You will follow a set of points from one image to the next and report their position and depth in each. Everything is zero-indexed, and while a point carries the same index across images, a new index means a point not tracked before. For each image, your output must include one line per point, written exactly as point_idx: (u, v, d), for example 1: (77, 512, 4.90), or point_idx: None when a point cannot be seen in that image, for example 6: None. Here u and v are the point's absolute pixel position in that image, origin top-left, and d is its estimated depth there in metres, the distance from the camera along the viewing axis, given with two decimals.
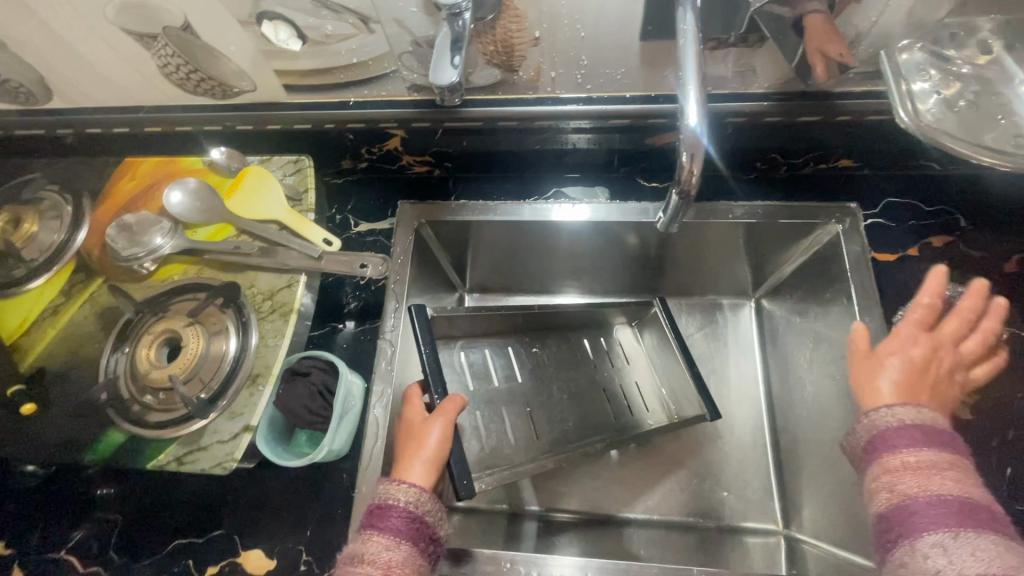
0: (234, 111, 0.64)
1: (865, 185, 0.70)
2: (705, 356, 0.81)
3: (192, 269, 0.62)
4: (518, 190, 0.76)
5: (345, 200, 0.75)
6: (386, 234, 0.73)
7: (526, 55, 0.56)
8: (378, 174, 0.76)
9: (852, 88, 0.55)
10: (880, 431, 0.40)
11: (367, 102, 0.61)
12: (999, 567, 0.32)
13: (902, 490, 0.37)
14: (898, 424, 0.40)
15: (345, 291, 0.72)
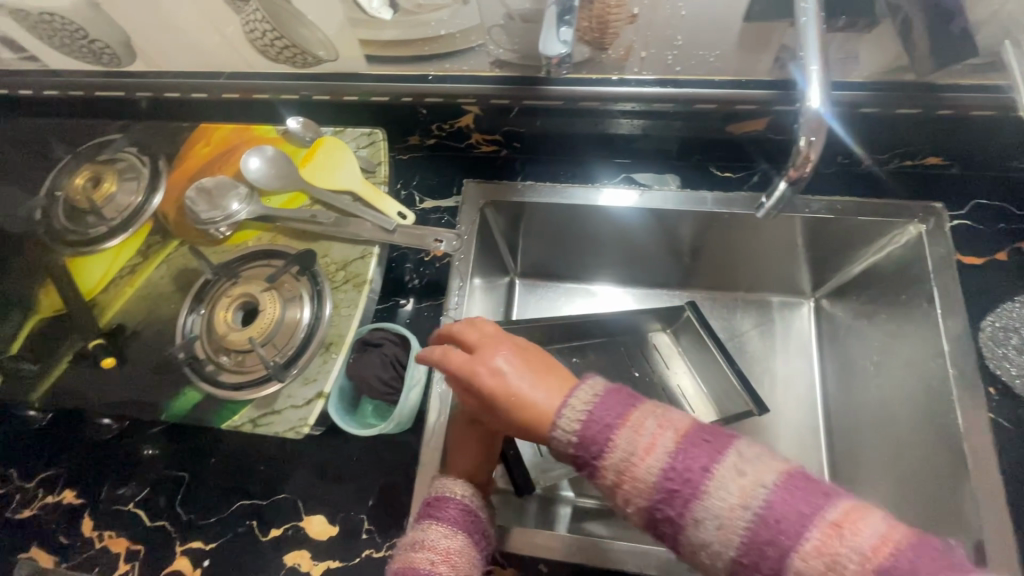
0: (311, 80, 0.63)
1: (951, 185, 0.68)
2: (759, 354, 0.80)
3: (265, 235, 0.62)
4: (582, 174, 0.75)
5: (410, 175, 0.75)
6: (451, 212, 0.73)
7: (620, 33, 0.58)
8: (444, 152, 0.76)
9: (961, 81, 0.53)
10: (567, 396, 0.39)
11: (445, 76, 0.60)
12: (887, 544, 0.30)
13: (623, 470, 0.36)
14: (582, 423, 0.38)
15: (406, 267, 0.71)
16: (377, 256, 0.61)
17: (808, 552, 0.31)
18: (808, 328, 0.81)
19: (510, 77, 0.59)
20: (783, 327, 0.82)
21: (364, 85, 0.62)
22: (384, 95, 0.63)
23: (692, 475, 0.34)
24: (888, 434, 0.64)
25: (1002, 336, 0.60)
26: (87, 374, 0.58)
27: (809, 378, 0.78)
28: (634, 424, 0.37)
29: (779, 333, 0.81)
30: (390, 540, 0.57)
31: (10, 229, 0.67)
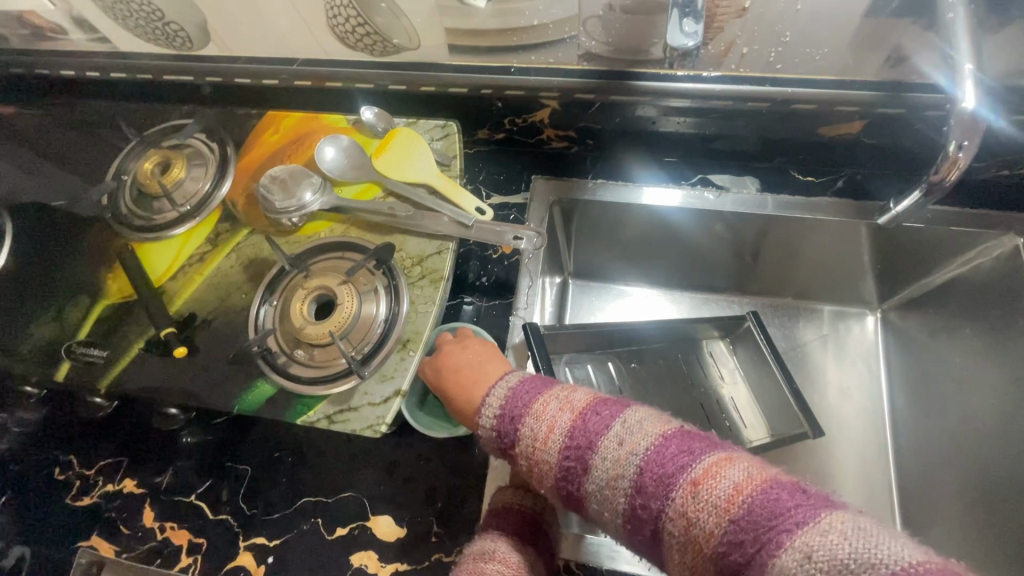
0: (385, 69, 0.62)
1: None
2: (823, 365, 0.78)
3: (338, 227, 0.61)
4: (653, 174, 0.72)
5: (476, 169, 0.73)
6: (519, 209, 0.71)
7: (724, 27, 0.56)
8: (511, 147, 0.74)
9: None
10: (533, 415, 0.42)
11: (529, 69, 0.59)
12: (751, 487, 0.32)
13: (612, 477, 0.37)
14: (503, 399, 0.44)
15: (470, 265, 0.69)
16: (450, 254, 0.58)
17: (677, 509, 0.34)
18: (875, 341, 0.78)
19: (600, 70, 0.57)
20: (849, 339, 0.79)
21: (444, 76, 0.60)
22: (464, 87, 0.61)
23: (665, 473, 0.35)
24: (973, 456, 0.61)
25: None
26: (156, 363, 0.57)
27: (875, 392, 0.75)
28: (555, 398, 0.42)
29: (845, 344, 0.79)
30: (459, 546, 0.55)
31: (75, 212, 0.66)
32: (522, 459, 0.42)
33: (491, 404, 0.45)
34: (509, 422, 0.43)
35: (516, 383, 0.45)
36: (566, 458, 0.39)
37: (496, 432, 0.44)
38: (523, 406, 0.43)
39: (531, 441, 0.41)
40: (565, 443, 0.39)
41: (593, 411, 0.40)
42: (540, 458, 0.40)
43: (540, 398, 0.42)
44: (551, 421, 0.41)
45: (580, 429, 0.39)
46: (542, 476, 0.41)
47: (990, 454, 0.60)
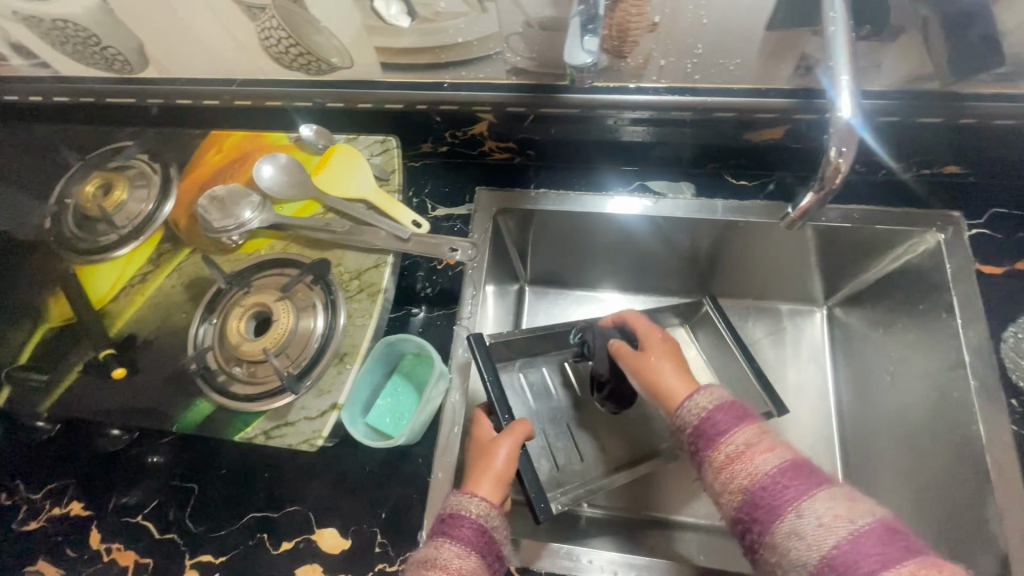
0: (327, 88, 0.63)
1: (971, 193, 0.67)
2: (772, 363, 0.79)
3: (278, 244, 0.62)
4: (595, 182, 0.74)
5: (422, 183, 0.75)
6: (464, 220, 0.72)
7: (640, 42, 0.53)
8: (456, 160, 0.76)
9: (984, 91, 0.52)
10: (751, 432, 0.42)
11: (461, 84, 0.60)
12: None
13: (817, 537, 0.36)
14: (708, 408, 0.45)
15: (417, 275, 0.70)
16: (388, 267, 0.60)
17: None
18: (821, 337, 0.79)
19: (526, 84, 0.59)
20: (795, 334, 0.80)
21: (379, 93, 0.62)
22: (399, 102, 0.62)
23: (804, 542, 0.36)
24: (907, 446, 0.63)
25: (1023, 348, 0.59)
26: (97, 385, 0.58)
27: (823, 387, 0.77)
28: (757, 427, 0.43)
29: (792, 341, 0.80)
30: (403, 555, 0.56)
31: (20, 237, 0.66)
32: (710, 467, 0.43)
33: (693, 409, 0.46)
34: (712, 429, 0.44)
35: (721, 403, 0.45)
36: (767, 480, 0.39)
37: (690, 428, 0.46)
38: (720, 429, 0.43)
39: (723, 452, 0.42)
40: (771, 471, 0.39)
41: (796, 470, 0.39)
42: (726, 473, 0.41)
43: (738, 428, 0.43)
44: (770, 444, 0.41)
45: (794, 468, 0.39)
46: (716, 482, 0.42)
47: (920, 442, 0.62)
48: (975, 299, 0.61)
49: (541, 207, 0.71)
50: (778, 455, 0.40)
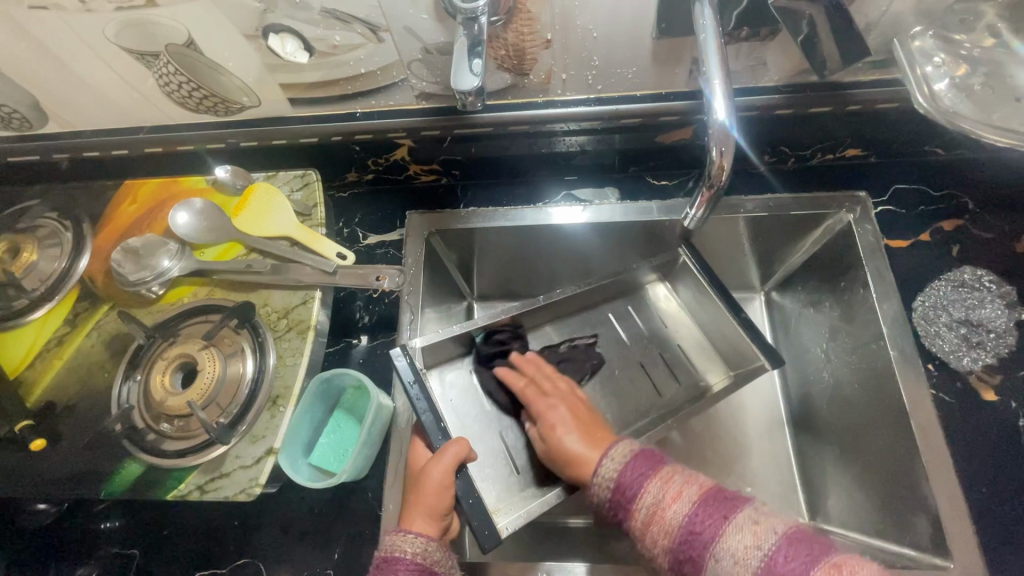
0: (238, 128, 0.63)
1: (873, 173, 0.71)
2: None
3: (201, 290, 0.60)
4: (526, 195, 0.75)
5: (351, 213, 0.74)
6: (397, 245, 0.71)
7: (538, 58, 0.55)
8: (384, 186, 0.76)
9: (862, 78, 0.56)
10: (657, 481, 0.44)
11: (374, 112, 0.61)
12: None
13: (738, 563, 0.39)
14: (616, 473, 0.46)
15: (355, 305, 0.69)
16: (318, 299, 0.59)
17: None
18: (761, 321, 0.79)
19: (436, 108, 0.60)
20: None
21: (293, 129, 0.62)
22: (314, 136, 0.63)
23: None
24: (843, 419, 0.65)
25: (932, 314, 0.63)
26: (14, 459, 0.55)
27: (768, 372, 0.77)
28: (662, 475, 0.44)
29: None
30: None
31: None
32: (632, 525, 0.44)
33: (601, 483, 0.46)
34: (624, 496, 0.44)
35: (630, 458, 0.47)
36: (682, 533, 0.41)
37: (607, 502, 0.46)
38: (632, 494, 0.44)
39: (639, 512, 0.43)
40: (685, 520, 0.41)
41: (703, 507, 0.41)
42: (647, 536, 0.42)
43: (647, 483, 0.44)
44: (678, 491, 0.43)
45: (709, 505, 0.41)
46: (640, 540, 0.43)
47: (854, 414, 0.64)
48: (886, 272, 0.64)
49: (472, 223, 0.71)
50: (691, 500, 0.42)
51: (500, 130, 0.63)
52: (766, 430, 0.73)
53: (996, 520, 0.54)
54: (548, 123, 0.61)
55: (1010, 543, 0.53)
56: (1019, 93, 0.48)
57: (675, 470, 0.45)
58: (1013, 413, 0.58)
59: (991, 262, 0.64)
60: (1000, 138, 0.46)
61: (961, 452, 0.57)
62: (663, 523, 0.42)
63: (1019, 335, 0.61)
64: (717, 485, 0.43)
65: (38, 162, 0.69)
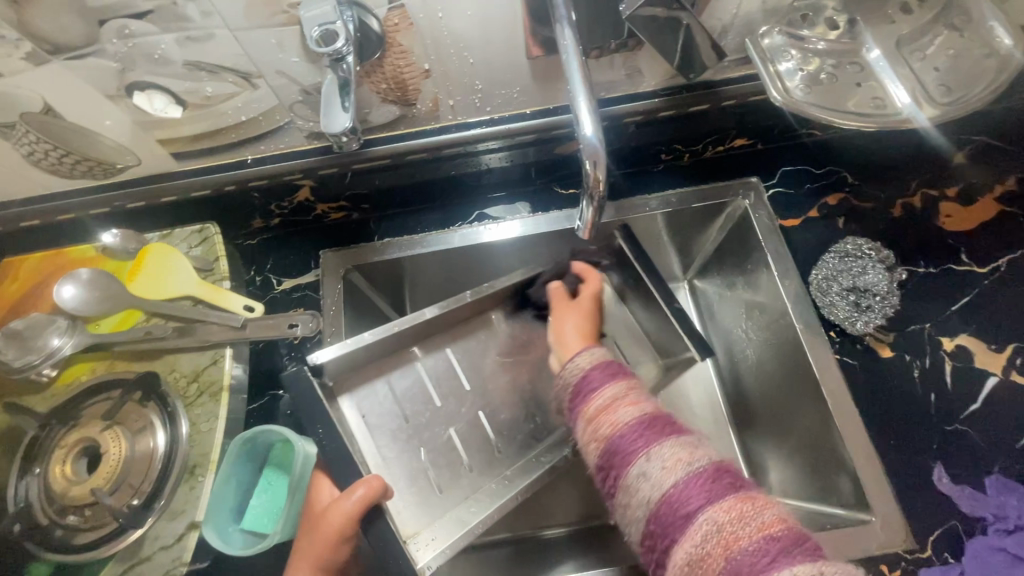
0: (123, 189, 0.60)
1: (761, 159, 0.75)
2: None
3: (101, 366, 0.57)
4: (442, 220, 0.74)
5: (263, 258, 0.71)
6: (314, 287, 0.69)
7: (420, 87, 0.55)
8: (294, 229, 0.73)
9: (729, 75, 0.61)
10: (615, 385, 0.45)
11: (265, 157, 0.60)
12: (736, 529, 0.35)
13: (654, 483, 0.38)
14: (587, 367, 0.48)
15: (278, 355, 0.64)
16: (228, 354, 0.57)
17: (710, 521, 0.36)
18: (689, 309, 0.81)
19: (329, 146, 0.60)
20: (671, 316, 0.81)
21: (182, 183, 0.60)
22: (206, 188, 0.60)
23: (671, 507, 0.37)
24: (772, 395, 0.68)
25: (825, 285, 0.66)
26: None
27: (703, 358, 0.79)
28: (626, 383, 0.45)
29: None
30: None
31: None
32: (583, 414, 0.45)
33: (574, 369, 0.48)
34: (585, 391, 0.46)
35: (604, 362, 0.48)
36: (624, 434, 0.42)
37: (570, 388, 0.48)
38: (591, 390, 0.46)
39: (591, 420, 0.44)
40: (630, 424, 0.42)
41: (644, 426, 0.42)
42: (594, 425, 0.44)
43: (607, 385, 0.45)
44: (634, 399, 0.44)
45: (657, 422, 0.42)
46: (586, 439, 0.44)
47: (777, 388, 0.67)
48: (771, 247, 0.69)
49: (389, 254, 0.69)
50: (642, 412, 0.43)
51: (400, 160, 0.63)
52: (705, 414, 0.75)
53: (909, 469, 0.59)
54: (450, 148, 0.62)
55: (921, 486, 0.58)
56: (860, 78, 0.53)
57: (638, 384, 0.46)
58: (911, 366, 0.63)
59: (875, 228, 0.70)
60: (857, 122, 0.50)
61: (871, 408, 0.62)
62: (612, 424, 0.42)
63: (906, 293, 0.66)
64: (666, 410, 0.44)
65: None
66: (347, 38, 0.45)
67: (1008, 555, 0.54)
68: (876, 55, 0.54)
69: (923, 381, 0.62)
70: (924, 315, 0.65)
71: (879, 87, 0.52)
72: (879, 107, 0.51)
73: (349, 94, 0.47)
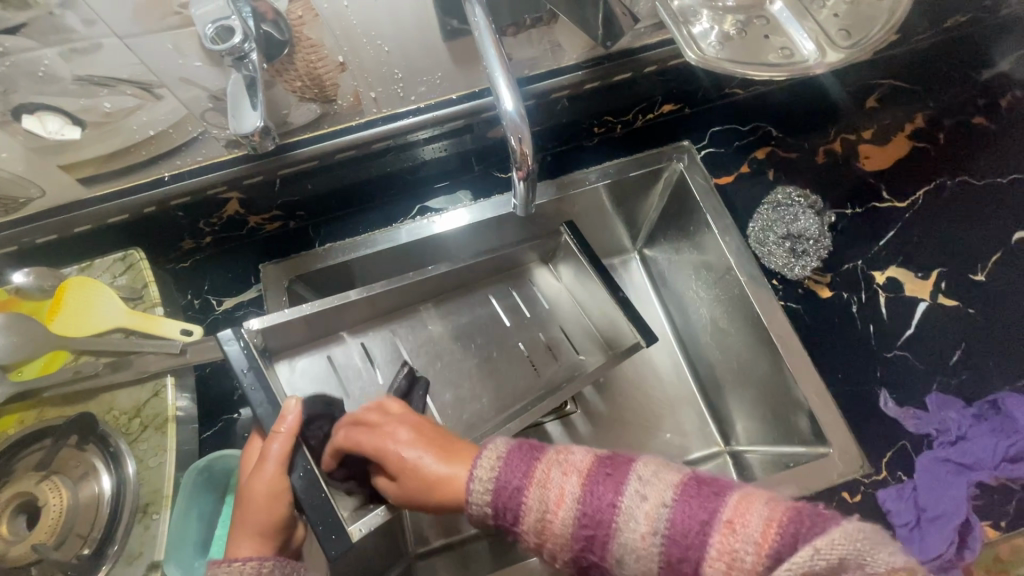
0: (25, 224, 0.54)
1: (693, 122, 0.77)
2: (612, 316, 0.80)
3: (28, 418, 0.55)
4: (382, 219, 0.72)
5: (198, 281, 0.67)
6: (256, 303, 0.67)
7: (337, 82, 0.55)
8: (230, 244, 0.69)
9: (650, 39, 0.61)
10: (536, 487, 0.38)
11: (183, 173, 0.55)
12: (739, 555, 0.32)
13: (644, 556, 0.35)
14: (491, 486, 0.39)
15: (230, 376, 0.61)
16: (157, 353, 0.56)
17: (713, 557, 0.33)
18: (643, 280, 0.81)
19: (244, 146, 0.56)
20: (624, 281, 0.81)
21: (91, 210, 0.54)
22: (120, 213, 0.55)
23: (670, 563, 0.34)
24: (728, 350, 0.70)
25: (763, 236, 0.70)
26: None
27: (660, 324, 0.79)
28: (537, 479, 0.38)
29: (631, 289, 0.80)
30: None
31: None
32: (527, 537, 0.39)
33: (477, 495, 0.40)
34: (507, 504, 0.39)
35: (503, 460, 0.40)
36: (583, 531, 0.37)
37: (490, 515, 0.40)
38: (511, 505, 0.39)
39: (552, 537, 0.38)
40: (580, 518, 0.37)
41: (591, 507, 0.37)
42: (546, 541, 0.38)
43: (523, 490, 0.38)
44: (560, 489, 0.38)
45: (604, 483, 0.37)
46: (553, 551, 0.38)
47: (733, 343, 0.69)
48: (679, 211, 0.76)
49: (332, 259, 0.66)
50: (585, 490, 0.37)
51: (329, 162, 0.59)
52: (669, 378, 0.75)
53: (850, 400, 0.63)
54: (379, 143, 0.59)
55: (870, 413, 0.62)
56: (766, 32, 0.54)
57: (560, 455, 0.39)
58: (845, 304, 0.67)
59: (805, 176, 0.74)
60: (768, 74, 0.49)
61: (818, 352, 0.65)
62: (567, 533, 0.37)
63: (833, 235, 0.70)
64: (594, 457, 0.39)
65: None
66: (248, 34, 0.45)
67: (953, 465, 0.59)
68: (779, 8, 0.55)
69: (860, 316, 0.66)
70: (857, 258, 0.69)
71: (790, 39, 0.53)
72: (786, 56, 0.51)
73: (256, 93, 0.48)
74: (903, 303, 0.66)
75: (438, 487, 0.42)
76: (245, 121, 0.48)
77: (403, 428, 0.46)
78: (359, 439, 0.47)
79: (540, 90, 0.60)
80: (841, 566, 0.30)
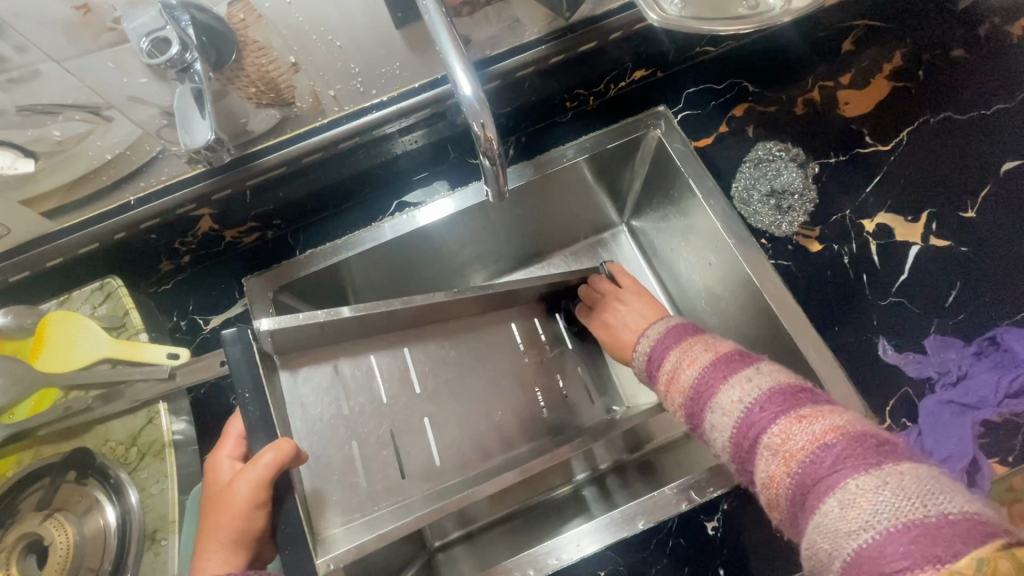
0: (262, 161, 0.66)
1: (824, 116, 0.86)
2: (733, 293, 0.83)
3: (304, 332, 0.62)
4: (537, 172, 0.85)
5: (376, 214, 0.85)
6: (409, 233, 0.82)
7: (527, 70, 0.72)
8: (396, 204, 0.86)
9: None
10: (789, 423, 0.45)
11: (391, 100, 0.67)
12: (914, 500, 0.37)
13: (845, 499, 0.39)
14: (744, 405, 0.48)
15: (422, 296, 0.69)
16: (328, 312, 0.62)
17: (897, 515, 0.37)
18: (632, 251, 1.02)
19: (418, 104, 0.67)
20: (617, 258, 1.03)
21: (297, 146, 0.66)
22: (319, 149, 0.67)
23: (854, 521, 0.38)
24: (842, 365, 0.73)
25: (888, 263, 0.77)
26: (144, 506, 0.64)
27: (804, 302, 0.77)
28: (795, 415, 0.45)
29: (618, 267, 1.02)
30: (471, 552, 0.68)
31: None
32: (761, 466, 0.45)
33: (733, 403, 0.49)
34: (752, 422, 0.47)
35: (770, 387, 0.48)
36: (803, 468, 0.42)
37: (731, 426, 0.49)
38: (760, 421, 0.46)
39: (756, 451, 0.46)
40: (808, 458, 0.42)
41: (822, 449, 0.42)
42: (771, 463, 0.44)
43: (777, 417, 0.45)
44: (807, 426, 0.44)
45: (845, 444, 0.41)
46: (751, 465, 0.47)
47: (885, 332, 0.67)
48: (812, 206, 0.81)
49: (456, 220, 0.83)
50: (817, 439, 0.42)
51: (493, 68, 0.70)
52: (818, 362, 0.72)
53: (940, 381, 0.70)
54: (535, 23, 0.70)
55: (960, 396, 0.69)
56: None
57: (816, 409, 0.45)
58: (948, 294, 0.74)
59: (926, 161, 0.81)
60: None
61: (914, 332, 0.73)
62: (782, 459, 0.44)
63: (944, 228, 0.77)
64: (846, 410, 0.45)
65: (67, 264, 0.68)
66: (442, 13, 0.50)
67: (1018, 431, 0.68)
68: None
69: (958, 307, 0.74)
70: (968, 256, 0.75)
71: None
72: None
73: (453, 58, 0.49)
74: (1007, 299, 0.73)
75: (694, 399, 0.53)
76: (463, 81, 0.49)
77: (704, 357, 0.55)
78: (668, 352, 0.59)
79: (739, 26, 0.57)
80: (888, 483, 0.38)
